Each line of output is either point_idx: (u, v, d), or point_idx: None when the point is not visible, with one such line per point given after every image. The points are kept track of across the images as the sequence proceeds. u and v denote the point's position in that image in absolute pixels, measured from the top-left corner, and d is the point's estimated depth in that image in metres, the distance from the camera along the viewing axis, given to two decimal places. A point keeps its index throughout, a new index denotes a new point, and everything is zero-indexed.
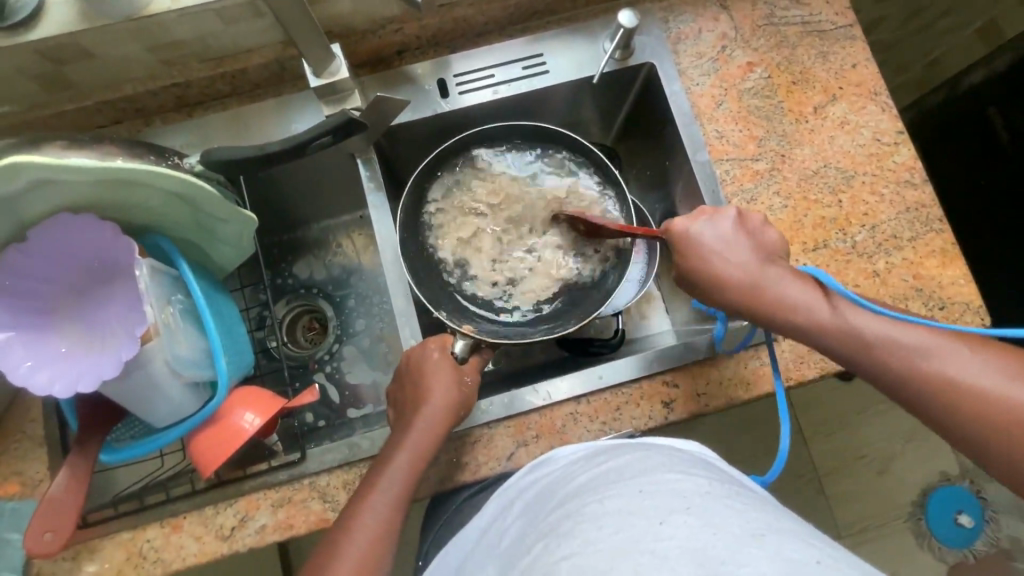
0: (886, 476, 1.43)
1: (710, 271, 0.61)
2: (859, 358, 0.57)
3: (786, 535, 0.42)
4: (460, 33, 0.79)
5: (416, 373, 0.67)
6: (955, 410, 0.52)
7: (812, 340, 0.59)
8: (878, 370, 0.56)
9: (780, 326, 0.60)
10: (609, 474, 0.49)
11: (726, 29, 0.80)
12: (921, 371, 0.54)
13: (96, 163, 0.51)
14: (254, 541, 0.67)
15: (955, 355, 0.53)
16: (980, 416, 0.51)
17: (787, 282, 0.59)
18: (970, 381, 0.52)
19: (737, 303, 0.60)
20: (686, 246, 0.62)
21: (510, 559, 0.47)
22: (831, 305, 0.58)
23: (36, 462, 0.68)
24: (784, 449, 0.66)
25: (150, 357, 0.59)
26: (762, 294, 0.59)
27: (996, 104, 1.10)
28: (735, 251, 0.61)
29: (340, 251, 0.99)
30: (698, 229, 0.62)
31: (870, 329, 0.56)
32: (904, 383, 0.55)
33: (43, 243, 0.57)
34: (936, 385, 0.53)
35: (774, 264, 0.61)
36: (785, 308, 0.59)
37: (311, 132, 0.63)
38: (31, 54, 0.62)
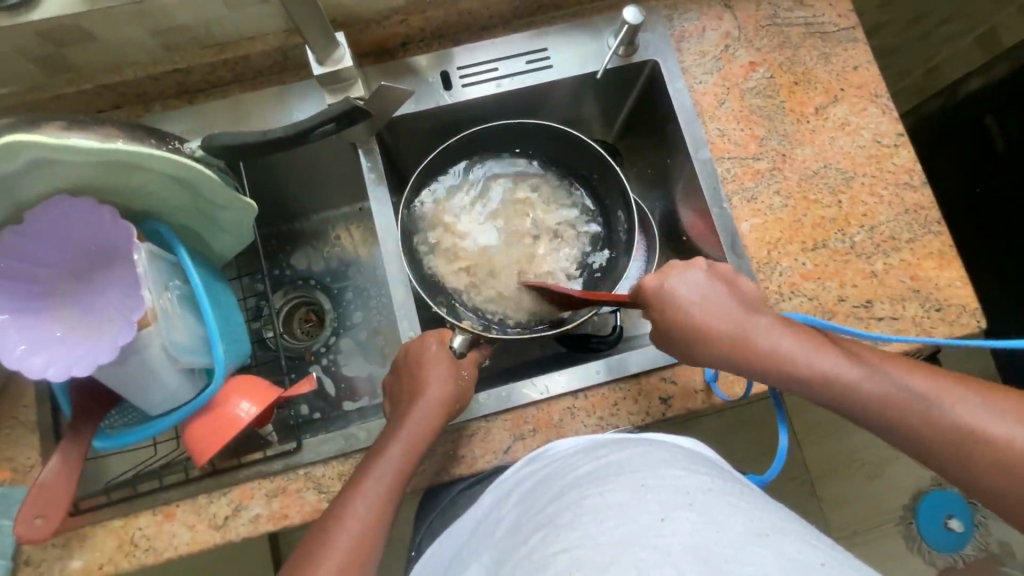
0: (877, 479, 1.44)
1: (692, 327, 0.61)
2: (855, 406, 0.57)
3: (789, 535, 0.42)
4: (464, 26, 0.79)
5: (414, 366, 0.67)
6: (958, 456, 0.52)
7: (807, 392, 0.59)
8: (874, 416, 0.56)
9: (771, 378, 0.60)
10: (611, 467, 0.49)
11: (729, 28, 0.80)
12: (919, 418, 0.53)
13: (98, 144, 0.51)
14: (247, 531, 0.66)
15: (951, 398, 0.53)
16: (985, 462, 0.50)
17: (772, 334, 0.59)
18: (970, 424, 0.51)
19: (726, 356, 0.60)
20: (662, 303, 0.62)
21: (507, 547, 0.47)
22: (821, 355, 0.58)
23: (28, 448, 0.67)
24: (783, 449, 0.66)
25: (147, 342, 0.59)
26: (745, 345, 0.59)
27: (993, 113, 1.10)
28: (716, 303, 0.61)
29: (338, 243, 0.98)
30: (676, 287, 0.62)
31: (862, 379, 0.56)
32: (909, 431, 0.54)
33: (40, 226, 0.56)
34: (931, 430, 0.53)
35: (756, 312, 0.61)
36: (773, 360, 0.59)
37: (315, 120, 0.63)
38: (31, 35, 0.61)
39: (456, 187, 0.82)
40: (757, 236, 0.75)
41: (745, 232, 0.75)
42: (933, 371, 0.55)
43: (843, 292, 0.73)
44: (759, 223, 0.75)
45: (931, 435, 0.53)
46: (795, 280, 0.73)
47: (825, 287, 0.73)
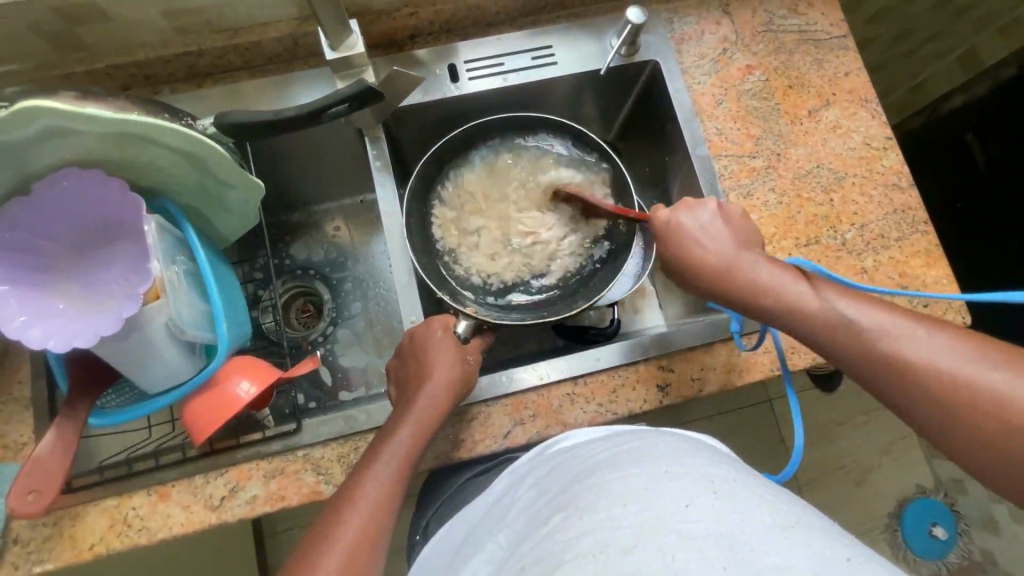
0: (863, 487, 1.46)
1: (688, 257, 0.62)
2: (840, 347, 0.56)
3: (818, 531, 0.41)
4: (472, 21, 0.81)
5: (419, 351, 0.68)
6: (934, 403, 0.50)
7: (794, 328, 0.58)
8: (855, 358, 0.55)
9: (760, 311, 0.60)
10: (632, 453, 0.49)
11: (727, 33, 0.83)
12: (901, 361, 0.52)
13: (112, 115, 0.52)
14: (243, 512, 0.66)
15: (935, 343, 0.52)
16: (962, 410, 0.49)
17: (768, 267, 0.59)
18: (953, 370, 0.50)
19: (719, 288, 0.61)
20: (666, 235, 0.64)
21: (526, 528, 0.47)
22: (815, 290, 0.57)
23: (21, 425, 0.66)
24: (799, 444, 0.66)
25: (152, 316, 0.58)
26: (732, 278, 0.60)
27: (972, 130, 1.16)
28: (717, 236, 0.62)
29: (337, 234, 0.99)
30: (683, 219, 0.63)
31: (850, 315, 0.55)
32: (873, 369, 0.54)
33: (46, 196, 0.56)
34: (896, 371, 0.52)
35: (748, 248, 0.61)
36: (764, 293, 0.59)
37: (329, 99, 0.64)
38: (46, 11, 0.62)
39: (463, 171, 0.82)
40: None
41: None
42: (924, 318, 0.54)
43: None
44: (755, 218, 0.77)
45: (910, 382, 0.52)
46: None
47: None
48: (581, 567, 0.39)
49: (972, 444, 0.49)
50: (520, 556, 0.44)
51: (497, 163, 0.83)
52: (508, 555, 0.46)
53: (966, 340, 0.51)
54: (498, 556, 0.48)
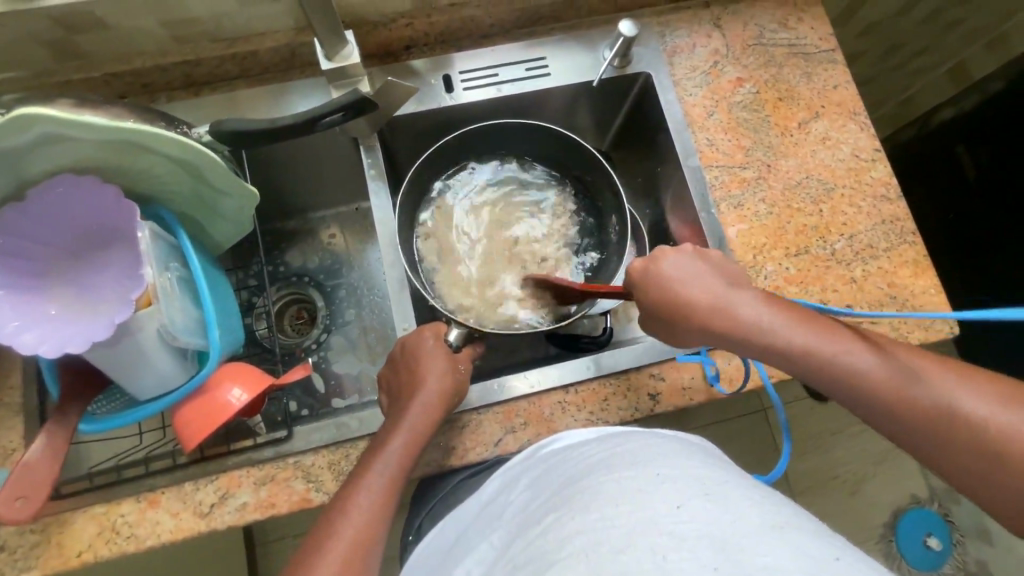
0: (857, 497, 1.45)
1: (678, 304, 0.61)
2: (842, 389, 0.56)
3: (809, 532, 0.41)
4: (467, 32, 0.83)
5: (411, 358, 0.68)
6: (934, 437, 0.51)
7: (790, 368, 0.58)
8: (855, 397, 0.55)
9: (753, 352, 0.59)
10: (625, 455, 0.49)
11: (718, 46, 0.85)
12: (900, 399, 0.53)
13: (108, 123, 0.52)
14: (233, 519, 0.65)
15: (929, 379, 0.53)
16: (962, 443, 0.50)
17: (758, 307, 0.59)
18: (950, 405, 0.51)
19: (710, 330, 0.60)
20: (653, 283, 0.63)
21: (519, 529, 0.47)
22: (807, 329, 0.57)
23: (11, 430, 0.66)
24: (786, 453, 0.68)
25: (145, 322, 0.59)
26: (725, 322, 0.59)
27: (962, 142, 1.17)
28: (702, 279, 0.61)
29: (332, 242, 0.99)
30: (666, 268, 0.63)
31: (845, 355, 0.55)
32: (878, 409, 0.54)
33: (41, 203, 0.56)
34: (900, 410, 0.53)
35: (737, 289, 0.61)
36: (760, 338, 0.58)
37: (324, 107, 0.65)
38: (45, 20, 0.63)
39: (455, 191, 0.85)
40: (743, 241, 0.77)
41: (732, 237, 0.77)
42: (914, 354, 0.55)
43: (826, 296, 0.76)
44: (745, 229, 0.78)
45: (909, 417, 0.53)
46: (779, 284, 0.76)
47: (808, 291, 0.76)
48: (573, 566, 0.39)
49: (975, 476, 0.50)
50: (514, 556, 0.45)
51: (489, 184, 0.86)
52: (501, 555, 0.47)
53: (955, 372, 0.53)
54: (490, 556, 0.48)
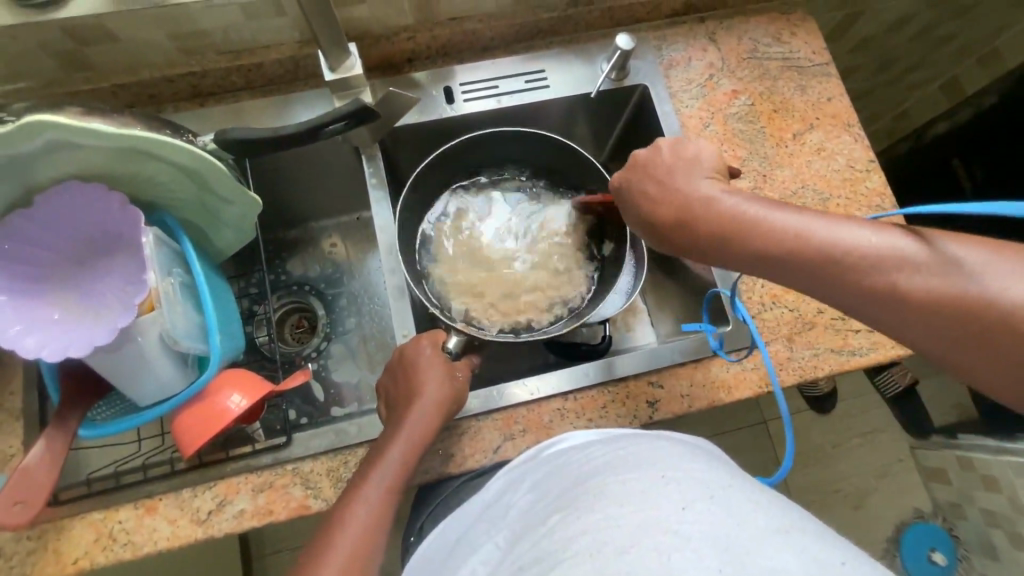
0: (860, 510, 1.44)
1: (652, 209, 0.62)
2: (816, 277, 0.53)
3: (812, 534, 0.41)
4: (468, 45, 0.84)
5: (408, 369, 0.67)
6: (939, 317, 0.47)
7: (778, 267, 0.55)
8: (850, 285, 0.51)
9: (726, 251, 0.57)
10: (628, 458, 0.49)
11: (713, 60, 0.86)
12: (900, 278, 0.49)
13: (114, 130, 0.54)
14: (230, 526, 0.65)
15: (932, 255, 0.48)
16: (970, 318, 0.46)
17: (740, 201, 0.57)
18: (958, 279, 0.46)
19: (682, 230, 0.59)
20: (631, 192, 0.65)
21: (523, 532, 0.48)
22: (794, 217, 0.54)
23: (10, 436, 0.66)
24: (789, 453, 0.66)
25: (146, 327, 0.59)
26: (695, 220, 0.58)
27: (958, 155, 1.18)
28: (681, 182, 0.61)
29: (333, 251, 1.00)
30: (641, 175, 0.64)
31: (838, 238, 0.52)
32: (857, 294, 0.51)
33: (48, 209, 0.57)
34: (881, 290, 0.49)
35: (710, 186, 0.60)
36: (727, 230, 0.56)
37: (329, 115, 0.66)
38: (56, 32, 0.65)
39: (469, 200, 0.87)
40: None
41: None
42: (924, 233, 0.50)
43: (822, 304, 0.76)
44: None
45: (909, 300, 0.48)
46: (776, 292, 0.77)
47: (805, 300, 0.76)
48: (576, 567, 0.39)
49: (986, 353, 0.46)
50: (520, 555, 0.45)
51: (501, 198, 0.88)
52: (505, 557, 0.47)
53: (965, 244, 0.48)
54: (496, 556, 0.49)
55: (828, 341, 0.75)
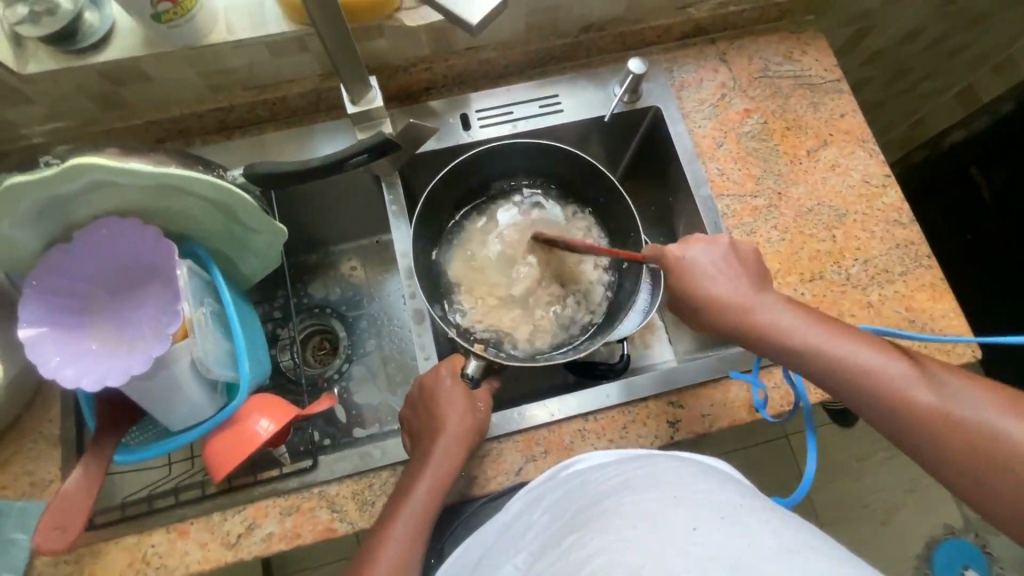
0: (889, 527, 1.41)
1: (705, 296, 0.63)
2: (857, 394, 0.57)
3: (827, 554, 0.41)
4: (482, 73, 0.86)
5: (429, 401, 0.68)
6: (948, 447, 0.52)
7: (804, 365, 0.59)
8: (891, 411, 0.55)
9: (773, 353, 0.61)
10: (641, 480, 0.50)
11: (725, 80, 0.88)
12: (933, 412, 0.53)
13: (151, 168, 0.56)
14: (259, 549, 0.67)
15: (954, 391, 0.53)
16: (978, 456, 0.51)
17: (792, 313, 0.61)
18: (997, 430, 0.50)
19: (731, 327, 0.63)
20: (678, 272, 0.65)
21: (540, 555, 0.48)
22: (845, 339, 0.58)
23: (49, 462, 0.69)
24: (809, 472, 0.66)
25: (178, 355, 0.61)
26: (748, 319, 0.62)
27: (976, 164, 1.17)
28: (737, 280, 0.64)
29: (353, 274, 1.02)
30: (695, 260, 0.65)
31: (884, 367, 0.56)
32: (895, 418, 0.55)
33: (86, 243, 0.59)
34: (917, 420, 0.53)
35: (764, 291, 0.64)
36: (778, 334, 0.60)
37: (351, 149, 0.69)
38: (94, 74, 0.69)
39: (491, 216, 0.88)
40: None
41: None
42: (968, 379, 0.54)
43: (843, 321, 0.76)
44: (759, 255, 0.79)
45: (927, 426, 0.53)
46: None
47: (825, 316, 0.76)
48: None
49: (987, 490, 0.50)
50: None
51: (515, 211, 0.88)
52: None
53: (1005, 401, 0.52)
54: None
55: None
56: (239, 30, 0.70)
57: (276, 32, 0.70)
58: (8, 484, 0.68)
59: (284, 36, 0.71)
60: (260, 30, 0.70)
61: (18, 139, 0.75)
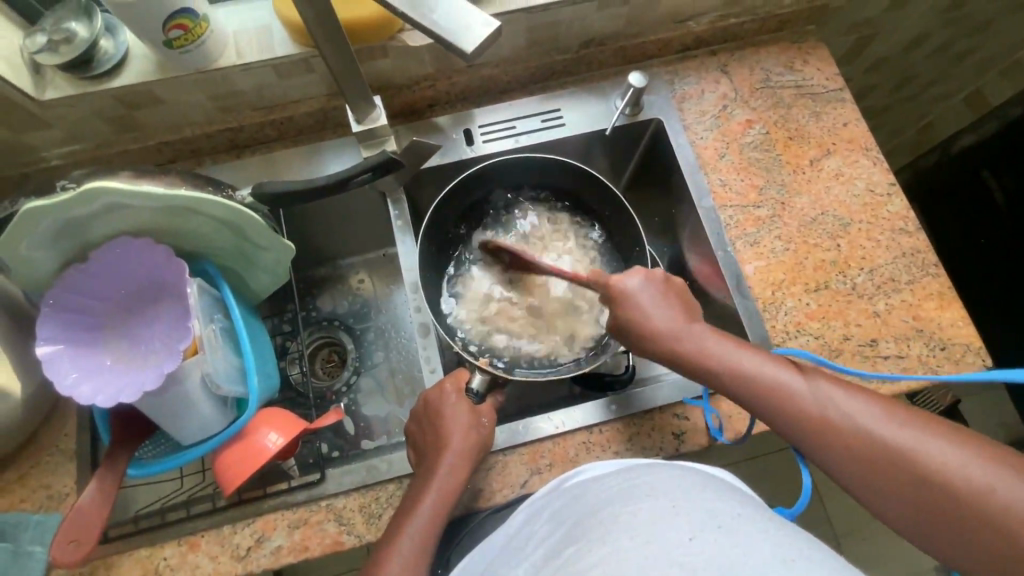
0: (905, 538, 1.38)
1: (641, 325, 0.64)
2: (784, 420, 0.56)
3: (821, 564, 0.41)
4: (485, 89, 0.88)
5: (435, 416, 0.69)
6: (872, 473, 0.51)
7: (732, 392, 0.59)
8: (817, 438, 0.54)
9: (706, 381, 0.61)
10: (639, 489, 0.50)
11: (726, 91, 0.88)
12: (855, 437, 0.52)
13: (161, 191, 0.58)
14: (268, 562, 0.67)
15: (876, 414, 0.53)
16: (900, 479, 0.50)
17: (722, 341, 0.61)
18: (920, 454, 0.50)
19: (666, 355, 0.63)
20: (619, 299, 0.66)
21: (540, 568, 0.48)
22: (770, 366, 0.58)
23: (64, 476, 0.70)
24: (809, 484, 0.65)
25: (189, 372, 0.62)
26: (679, 347, 0.62)
27: (988, 167, 1.15)
28: (671, 309, 0.64)
29: (360, 286, 1.04)
30: (634, 289, 0.66)
31: (809, 394, 0.56)
32: (818, 445, 0.54)
33: (102, 263, 0.61)
34: (840, 445, 0.53)
35: (695, 320, 0.64)
36: (710, 361, 0.60)
37: (356, 168, 0.71)
38: (110, 99, 0.71)
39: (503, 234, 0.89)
40: (761, 277, 0.79)
41: (750, 274, 0.79)
42: (889, 403, 0.54)
43: (849, 331, 0.76)
44: (763, 265, 0.79)
45: (849, 451, 0.53)
46: (800, 320, 0.76)
47: (830, 326, 0.76)
48: None
49: (911, 512, 0.50)
50: None
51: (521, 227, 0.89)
52: None
53: (929, 425, 0.51)
54: None
55: (858, 368, 0.74)
56: (247, 53, 0.72)
57: (283, 55, 0.72)
58: (25, 498, 0.69)
59: (291, 58, 0.73)
60: (267, 53, 0.72)
61: (36, 161, 0.77)
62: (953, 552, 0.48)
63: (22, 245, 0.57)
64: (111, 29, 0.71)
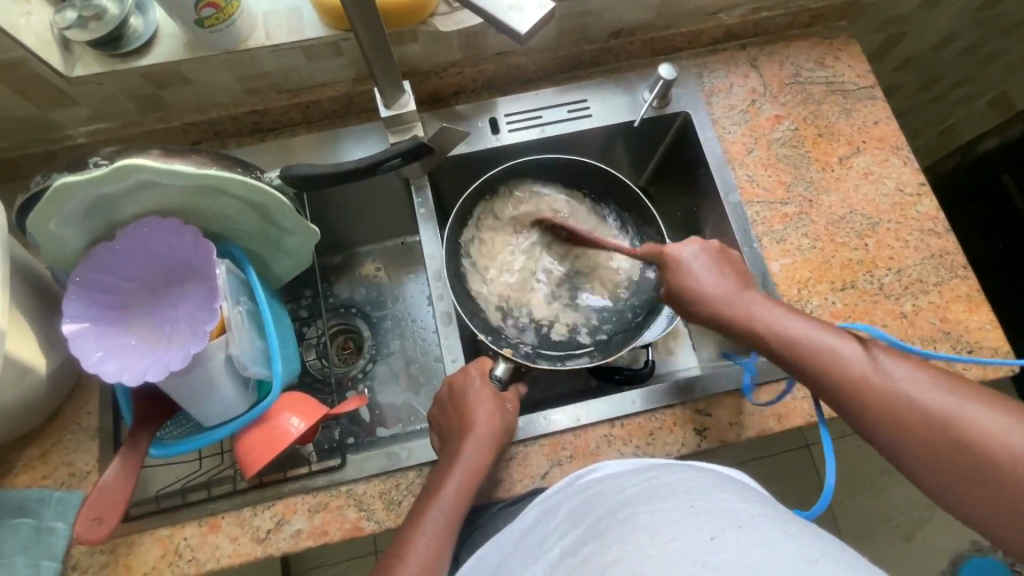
0: (913, 542, 1.38)
1: (693, 291, 0.66)
2: (834, 389, 0.57)
3: (845, 564, 0.41)
4: (513, 78, 0.87)
5: (459, 402, 0.69)
6: (925, 446, 0.51)
7: (785, 358, 0.60)
8: (867, 407, 0.54)
9: (759, 346, 0.62)
10: (660, 488, 0.49)
11: (755, 85, 0.87)
12: (909, 409, 0.52)
13: (193, 170, 0.58)
14: (287, 546, 0.68)
15: (935, 389, 0.53)
16: (949, 447, 0.50)
17: (773, 310, 0.62)
18: (975, 431, 0.49)
19: (716, 318, 0.64)
20: (673, 267, 0.68)
21: (558, 564, 0.47)
22: (827, 335, 0.58)
23: (86, 454, 0.70)
24: (830, 487, 0.64)
25: (212, 353, 0.62)
26: (730, 312, 0.63)
27: (1009, 171, 1.14)
28: (726, 279, 0.65)
29: (374, 274, 1.03)
30: (688, 259, 0.67)
31: (869, 365, 0.55)
32: (867, 414, 0.55)
33: (130, 242, 0.61)
34: (893, 415, 0.53)
35: (748, 289, 0.65)
36: (764, 328, 0.61)
37: (385, 153, 0.71)
38: (138, 77, 0.71)
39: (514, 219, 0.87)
40: (786, 275, 0.78)
41: (775, 272, 0.78)
42: (950, 379, 0.53)
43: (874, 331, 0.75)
44: (789, 263, 0.78)
45: (900, 420, 0.53)
46: (826, 319, 0.76)
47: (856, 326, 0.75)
48: None
49: (963, 486, 0.50)
50: None
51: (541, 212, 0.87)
52: None
53: (994, 405, 0.50)
54: None
55: None
56: (276, 34, 0.71)
57: (313, 37, 0.72)
58: (47, 474, 0.70)
59: (320, 41, 0.72)
60: (296, 35, 0.72)
61: (63, 139, 0.77)
62: (995, 524, 0.49)
63: (52, 223, 0.57)
64: (141, 7, 0.71)
